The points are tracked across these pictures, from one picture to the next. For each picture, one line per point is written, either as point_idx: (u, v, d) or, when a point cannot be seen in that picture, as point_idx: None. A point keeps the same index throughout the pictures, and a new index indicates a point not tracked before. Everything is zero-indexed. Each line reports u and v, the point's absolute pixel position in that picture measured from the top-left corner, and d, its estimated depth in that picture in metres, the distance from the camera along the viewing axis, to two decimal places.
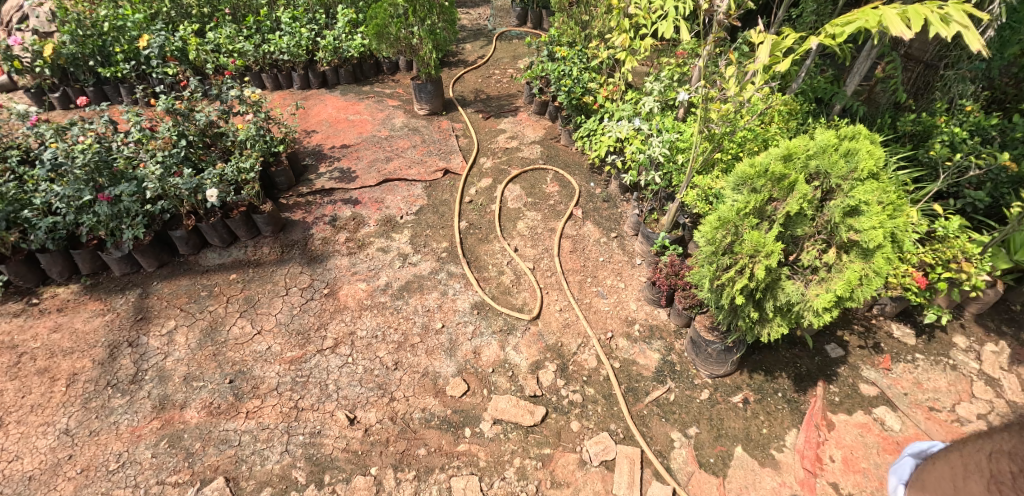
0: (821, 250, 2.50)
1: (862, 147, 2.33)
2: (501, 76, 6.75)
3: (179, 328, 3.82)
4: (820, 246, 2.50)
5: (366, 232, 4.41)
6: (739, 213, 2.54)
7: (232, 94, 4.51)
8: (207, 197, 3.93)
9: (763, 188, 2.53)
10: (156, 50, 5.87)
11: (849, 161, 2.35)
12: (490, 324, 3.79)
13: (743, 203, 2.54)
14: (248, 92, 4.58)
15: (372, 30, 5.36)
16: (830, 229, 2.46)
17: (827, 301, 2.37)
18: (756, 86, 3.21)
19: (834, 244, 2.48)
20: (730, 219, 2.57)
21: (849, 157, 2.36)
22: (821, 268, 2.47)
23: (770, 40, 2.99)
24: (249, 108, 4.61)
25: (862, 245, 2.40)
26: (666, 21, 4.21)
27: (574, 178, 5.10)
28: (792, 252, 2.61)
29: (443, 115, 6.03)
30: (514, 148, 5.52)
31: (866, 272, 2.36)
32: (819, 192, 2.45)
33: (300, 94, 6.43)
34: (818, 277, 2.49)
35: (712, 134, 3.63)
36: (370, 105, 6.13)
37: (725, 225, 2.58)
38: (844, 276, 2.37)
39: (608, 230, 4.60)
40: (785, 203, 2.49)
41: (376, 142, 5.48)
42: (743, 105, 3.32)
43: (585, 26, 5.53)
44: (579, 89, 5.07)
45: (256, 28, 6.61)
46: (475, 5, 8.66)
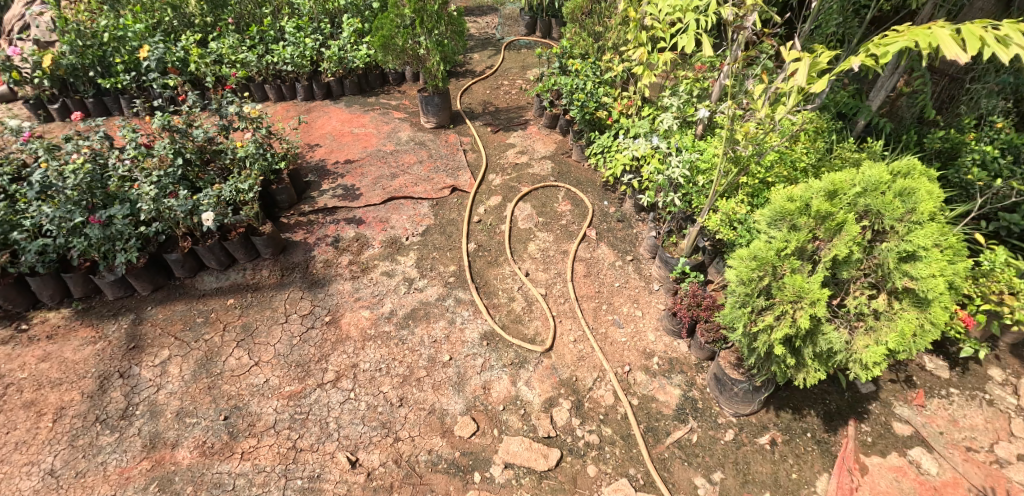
0: (869, 295, 2.39)
1: (920, 188, 2.29)
2: (510, 87, 6.56)
3: (173, 359, 3.63)
4: (868, 292, 2.40)
5: (370, 254, 4.21)
6: (780, 254, 2.42)
7: (230, 109, 4.32)
8: (202, 220, 3.71)
9: (805, 226, 2.43)
10: (154, 62, 5.85)
11: (905, 202, 2.30)
12: (500, 357, 3.58)
13: (784, 242, 2.43)
14: (249, 107, 4.40)
15: (378, 41, 5.17)
16: (880, 272, 2.37)
17: (879, 354, 2.26)
18: (788, 108, 3.00)
19: (884, 290, 2.38)
20: (768, 259, 2.44)
21: (904, 198, 2.33)
22: (870, 315, 2.37)
23: (807, 60, 2.76)
24: (248, 124, 4.42)
25: (915, 293, 2.31)
26: (686, 35, 3.99)
27: (586, 196, 4.90)
28: (836, 294, 2.49)
29: (450, 128, 5.83)
30: (524, 164, 5.31)
31: (920, 322, 2.28)
32: (869, 233, 2.38)
33: (303, 106, 6.27)
34: (865, 325, 2.38)
35: (740, 158, 3.42)
36: (375, 118, 5.95)
37: (763, 265, 2.44)
38: (897, 327, 2.28)
39: (623, 253, 4.39)
40: (831, 245, 2.40)
41: (381, 157, 5.29)
42: (775, 130, 3.13)
43: (598, 37, 5.31)
44: (593, 103, 4.87)
45: (259, 38, 6.45)
46: (483, 13, 8.48)
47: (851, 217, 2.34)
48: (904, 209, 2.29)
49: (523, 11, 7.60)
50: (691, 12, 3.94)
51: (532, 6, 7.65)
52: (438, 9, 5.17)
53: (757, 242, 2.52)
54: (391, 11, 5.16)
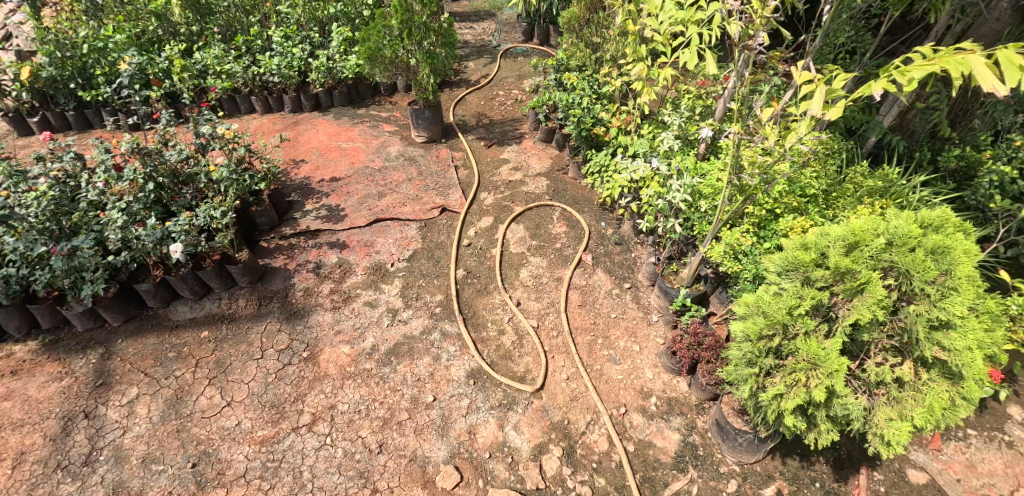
0: (894, 362, 2.26)
1: (956, 246, 2.14)
2: (505, 97, 6.33)
3: (141, 398, 3.42)
4: (892, 358, 2.27)
5: (352, 282, 3.98)
6: (791, 312, 2.34)
7: (203, 130, 4.08)
8: (169, 252, 3.47)
9: (821, 283, 2.33)
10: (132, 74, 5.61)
11: (938, 261, 2.16)
12: (487, 398, 3.36)
13: (796, 300, 2.34)
14: (224, 127, 4.16)
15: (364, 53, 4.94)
16: (907, 337, 2.23)
17: (904, 432, 2.13)
18: (799, 136, 2.73)
19: (910, 358, 2.24)
20: (779, 319, 2.36)
21: (933, 254, 2.19)
22: (894, 386, 2.23)
23: (823, 86, 2.47)
24: (224, 144, 4.18)
25: (946, 363, 2.17)
26: (688, 51, 3.75)
27: (582, 216, 4.68)
28: (855, 357, 2.35)
29: (442, 143, 5.61)
30: (518, 181, 5.09)
31: (951, 396, 2.14)
32: (896, 293, 2.24)
33: (291, 118, 6.06)
34: (890, 396, 2.24)
35: (745, 188, 3.18)
36: (365, 131, 5.74)
37: (772, 324, 2.37)
38: (925, 402, 2.14)
39: (620, 280, 4.17)
40: (850, 305, 2.27)
41: (368, 174, 5.07)
42: (784, 162, 2.89)
43: (596, 48, 5.06)
44: (590, 119, 4.64)
45: (246, 47, 6.24)
46: (480, 19, 8.25)
47: (875, 276, 2.20)
48: (935, 266, 2.15)
49: (521, 17, 7.37)
50: (693, 26, 3.70)
51: (530, 12, 7.42)
52: (428, 19, 4.94)
53: (767, 296, 2.45)
54: (378, 21, 4.93)
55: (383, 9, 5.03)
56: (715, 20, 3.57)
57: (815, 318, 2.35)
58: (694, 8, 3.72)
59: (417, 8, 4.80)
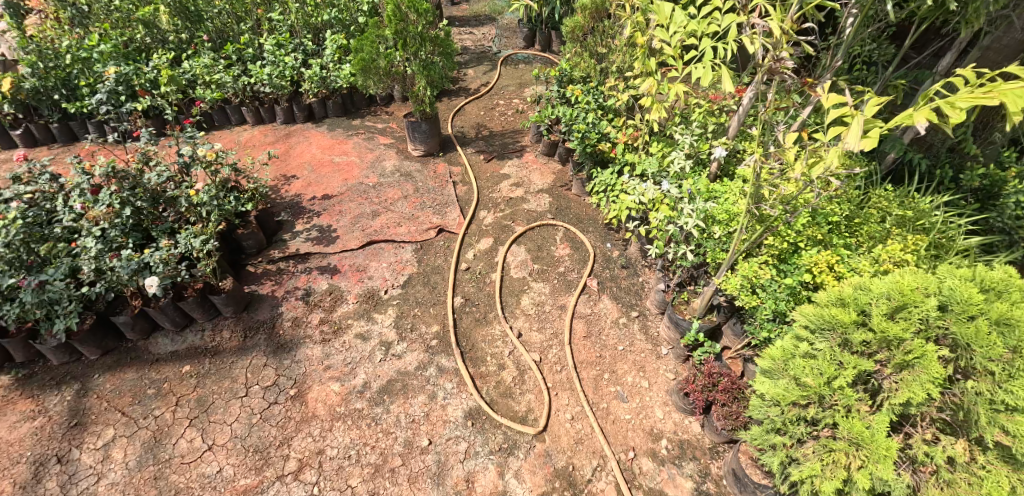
0: (947, 441, 2.13)
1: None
2: (506, 107, 6.10)
3: (118, 440, 3.20)
4: (944, 435, 2.15)
5: (343, 311, 3.76)
6: (832, 382, 2.27)
7: (183, 151, 3.84)
8: (145, 285, 3.23)
9: (868, 350, 2.22)
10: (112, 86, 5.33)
11: (1004, 336, 2.02)
12: (486, 441, 3.14)
13: (835, 369, 2.26)
14: (204, 148, 3.91)
15: (356, 64, 4.69)
16: (962, 413, 2.10)
17: None
18: (830, 169, 2.48)
19: (963, 435, 2.12)
20: (816, 387, 2.31)
21: (995, 325, 2.05)
22: (944, 467, 2.10)
23: (861, 116, 2.21)
24: (206, 166, 3.91)
25: (1007, 446, 2.03)
26: (701, 66, 3.51)
27: (587, 236, 4.46)
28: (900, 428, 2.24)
29: (440, 156, 5.37)
30: (518, 198, 4.85)
31: (1011, 483, 2.01)
32: (953, 367, 2.11)
33: (283, 129, 5.83)
34: (939, 476, 2.12)
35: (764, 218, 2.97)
36: (360, 144, 5.51)
37: (809, 393, 2.32)
38: (983, 488, 2.01)
39: (627, 308, 3.95)
40: (898, 377, 2.17)
41: (362, 191, 4.84)
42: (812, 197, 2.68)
43: (601, 59, 4.81)
44: (595, 135, 4.41)
45: (237, 56, 6.01)
46: (480, 24, 8.02)
47: (929, 349, 2.07)
48: (998, 341, 2.01)
49: (522, 22, 7.17)
50: (706, 40, 3.47)
51: (531, 17, 7.21)
52: (424, 29, 4.70)
53: (803, 359, 2.37)
54: (371, 31, 4.70)
55: (377, 18, 4.79)
56: (730, 35, 3.34)
57: (858, 388, 2.27)
58: (707, 21, 3.48)
59: (413, 17, 4.56)
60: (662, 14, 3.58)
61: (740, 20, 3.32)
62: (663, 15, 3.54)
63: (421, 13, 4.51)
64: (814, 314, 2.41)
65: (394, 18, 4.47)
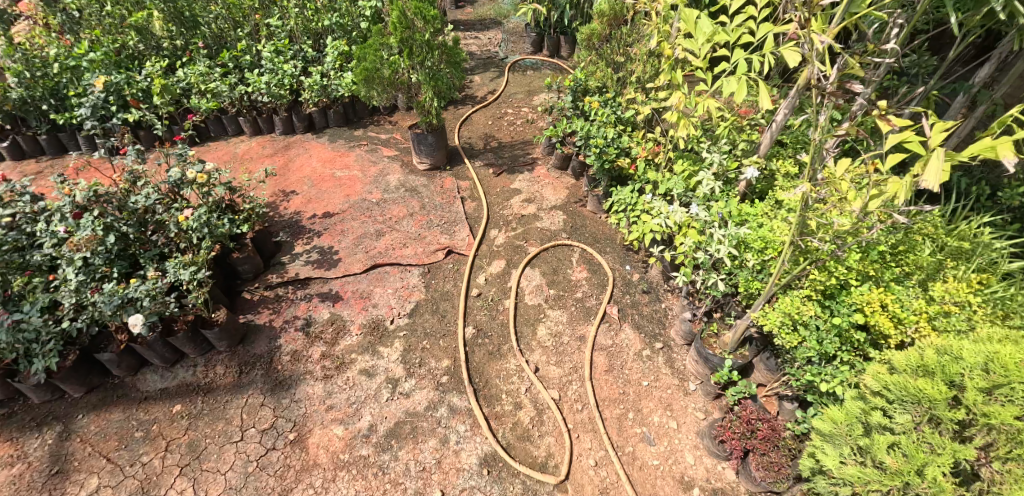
0: None
1: None
2: (514, 117, 5.85)
3: (102, 491, 2.92)
4: None
5: (346, 345, 3.50)
6: (921, 468, 2.01)
7: (171, 175, 3.56)
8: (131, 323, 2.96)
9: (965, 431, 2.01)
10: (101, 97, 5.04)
11: None
12: (504, 492, 2.89)
13: (926, 452, 2.02)
14: (194, 170, 3.62)
15: (358, 74, 4.41)
16: None
17: None
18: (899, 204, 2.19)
19: None
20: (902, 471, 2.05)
21: None
22: None
23: (942, 149, 1.95)
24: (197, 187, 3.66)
25: None
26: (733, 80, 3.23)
27: (604, 258, 4.19)
28: None
29: (447, 170, 5.09)
30: (531, 216, 4.59)
31: None
32: None
33: (282, 141, 5.55)
34: None
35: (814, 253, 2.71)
36: (362, 156, 5.24)
37: (893, 476, 2.06)
38: None
39: (651, 339, 3.68)
40: (997, 465, 1.94)
41: (365, 209, 4.56)
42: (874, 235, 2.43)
43: (618, 68, 4.54)
44: (614, 151, 4.13)
45: (234, 64, 5.74)
46: (486, 28, 7.78)
47: None
48: None
49: (529, 27, 6.96)
50: (738, 51, 3.19)
51: (539, 22, 7.01)
52: (431, 36, 4.41)
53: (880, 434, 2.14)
54: (375, 38, 4.42)
55: (380, 26, 4.51)
56: (766, 46, 3.05)
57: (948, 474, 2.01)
58: (740, 31, 3.20)
59: (420, 24, 4.27)
60: (690, 22, 3.30)
61: (777, 30, 3.03)
62: (691, 23, 3.26)
63: (428, 19, 4.23)
64: (893, 381, 2.20)
65: (400, 25, 4.19)
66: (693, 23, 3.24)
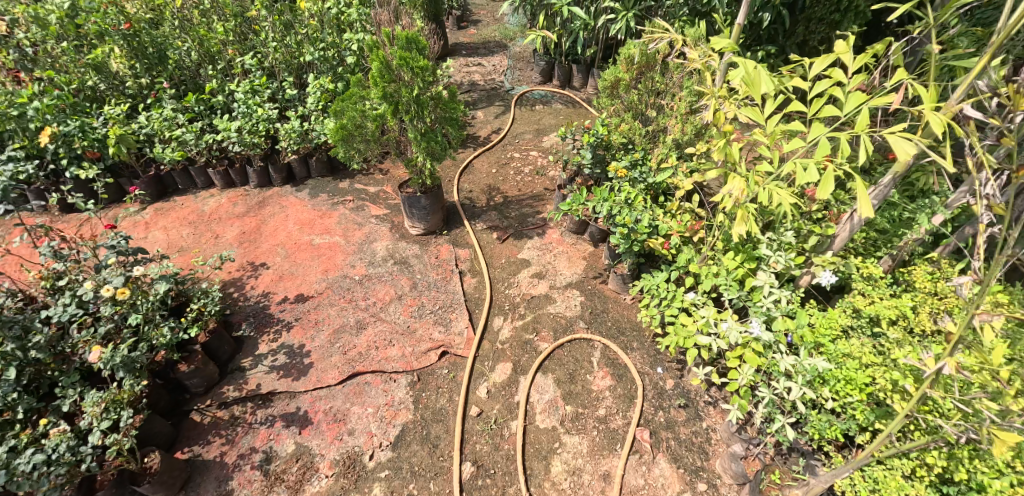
0: None
1: None
2: (522, 163, 5.16)
3: None
4: None
5: (314, 492, 2.81)
6: None
7: (82, 292, 2.83)
8: None
9: None
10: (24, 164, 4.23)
11: None
12: None
13: None
14: (112, 284, 2.87)
15: (334, 133, 3.63)
16: None
17: None
18: None
19: None
20: None
21: None
22: None
23: None
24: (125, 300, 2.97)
25: None
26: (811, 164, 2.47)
27: (632, 357, 3.46)
28: None
29: (443, 234, 4.35)
30: (542, 297, 3.87)
31: None
32: None
33: (256, 195, 4.85)
34: None
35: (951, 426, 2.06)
36: (347, 216, 4.52)
37: None
38: None
39: (693, 476, 2.94)
40: None
41: (346, 290, 3.84)
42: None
43: (647, 121, 3.80)
44: (645, 229, 3.38)
45: (205, 106, 5.04)
46: (490, 52, 7.20)
47: None
48: None
49: (538, 55, 6.36)
50: (817, 126, 2.44)
51: (548, 50, 6.41)
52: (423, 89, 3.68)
53: None
54: (353, 91, 3.69)
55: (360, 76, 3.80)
56: (859, 123, 2.30)
57: None
58: (822, 100, 2.44)
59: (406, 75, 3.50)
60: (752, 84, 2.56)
61: (873, 102, 2.29)
62: (755, 85, 2.52)
63: (417, 71, 3.49)
64: None
65: (380, 78, 3.44)
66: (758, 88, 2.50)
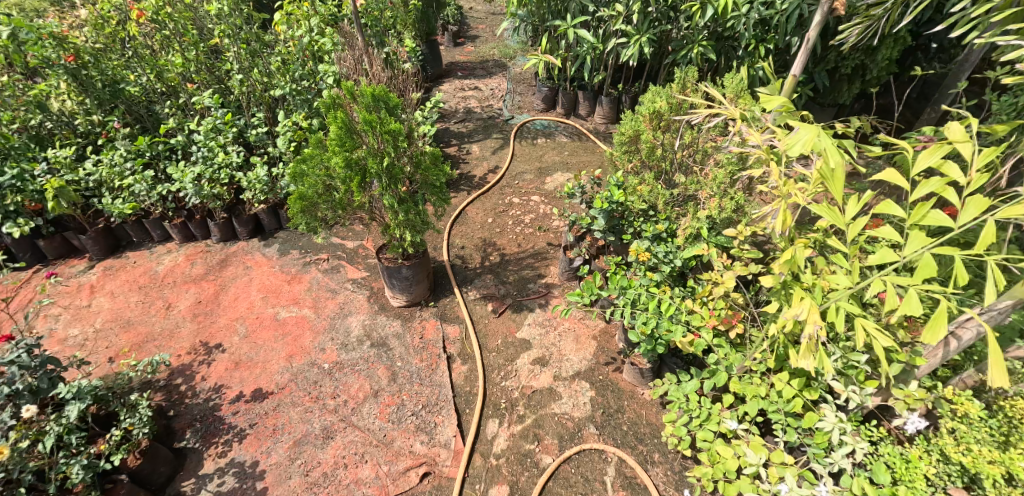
0: None
1: None
2: (522, 211, 4.54)
3: None
4: None
5: None
6: None
7: None
8: None
9: None
10: None
11: None
12: None
13: None
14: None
15: (291, 203, 2.83)
16: None
17: None
18: None
19: None
20: None
21: None
22: None
23: None
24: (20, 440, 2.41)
25: None
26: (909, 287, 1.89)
27: (654, 477, 2.86)
28: None
29: (430, 306, 3.73)
30: (545, 392, 3.26)
31: None
32: None
33: (218, 252, 4.24)
34: None
35: None
36: (319, 281, 3.91)
37: None
38: None
39: None
40: None
41: (312, 383, 3.24)
42: None
43: (671, 183, 3.17)
44: (672, 326, 2.76)
45: (161, 148, 4.43)
46: (488, 74, 6.58)
47: None
48: None
49: (540, 80, 5.75)
50: (917, 237, 1.86)
51: (552, 74, 5.78)
52: (397, 154, 2.92)
53: None
54: (313, 151, 2.92)
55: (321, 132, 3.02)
56: (981, 242, 1.71)
57: None
58: (926, 202, 1.84)
59: (373, 141, 2.81)
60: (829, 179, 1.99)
61: (1002, 214, 1.69)
62: (836, 183, 1.93)
63: (386, 136, 2.75)
64: None
65: (340, 145, 2.66)
66: (842, 188, 1.92)
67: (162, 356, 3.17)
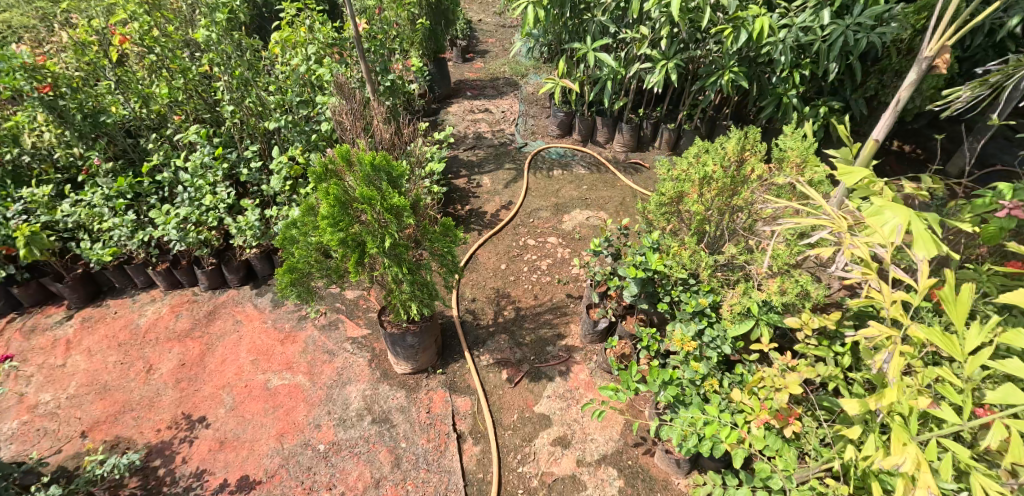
0: None
1: None
2: (538, 255, 4.14)
3: None
4: None
5: None
6: None
7: None
8: None
9: None
10: None
11: None
12: None
13: None
14: None
15: (278, 277, 2.46)
16: None
17: None
18: None
19: None
20: None
21: None
22: None
23: None
24: None
25: None
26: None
27: None
28: None
29: (438, 372, 3.35)
30: (567, 480, 2.88)
31: None
32: None
33: (205, 302, 3.88)
34: None
35: None
36: (315, 340, 3.54)
37: None
38: None
39: None
40: None
41: (305, 470, 2.89)
42: None
43: (716, 248, 2.76)
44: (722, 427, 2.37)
45: (145, 186, 4.06)
46: (499, 93, 6.17)
47: None
48: None
49: (556, 105, 5.34)
50: None
51: (569, 98, 5.37)
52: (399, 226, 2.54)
53: None
54: (305, 219, 2.54)
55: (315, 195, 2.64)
56: None
57: None
58: None
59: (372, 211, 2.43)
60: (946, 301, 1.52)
61: None
62: (961, 312, 1.45)
63: (387, 212, 2.37)
64: None
65: (333, 224, 2.28)
66: (966, 318, 1.46)
67: (130, 455, 2.75)
